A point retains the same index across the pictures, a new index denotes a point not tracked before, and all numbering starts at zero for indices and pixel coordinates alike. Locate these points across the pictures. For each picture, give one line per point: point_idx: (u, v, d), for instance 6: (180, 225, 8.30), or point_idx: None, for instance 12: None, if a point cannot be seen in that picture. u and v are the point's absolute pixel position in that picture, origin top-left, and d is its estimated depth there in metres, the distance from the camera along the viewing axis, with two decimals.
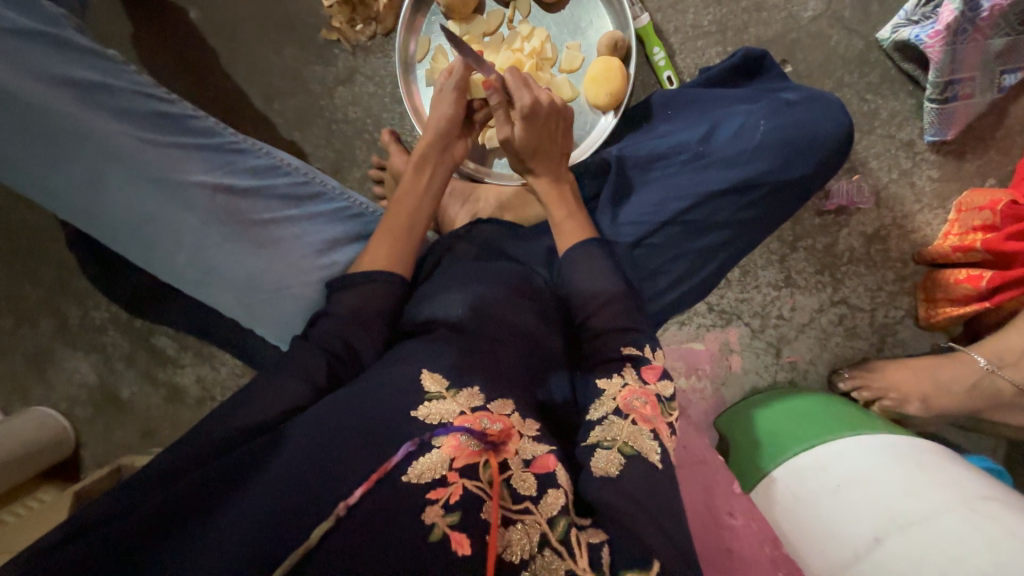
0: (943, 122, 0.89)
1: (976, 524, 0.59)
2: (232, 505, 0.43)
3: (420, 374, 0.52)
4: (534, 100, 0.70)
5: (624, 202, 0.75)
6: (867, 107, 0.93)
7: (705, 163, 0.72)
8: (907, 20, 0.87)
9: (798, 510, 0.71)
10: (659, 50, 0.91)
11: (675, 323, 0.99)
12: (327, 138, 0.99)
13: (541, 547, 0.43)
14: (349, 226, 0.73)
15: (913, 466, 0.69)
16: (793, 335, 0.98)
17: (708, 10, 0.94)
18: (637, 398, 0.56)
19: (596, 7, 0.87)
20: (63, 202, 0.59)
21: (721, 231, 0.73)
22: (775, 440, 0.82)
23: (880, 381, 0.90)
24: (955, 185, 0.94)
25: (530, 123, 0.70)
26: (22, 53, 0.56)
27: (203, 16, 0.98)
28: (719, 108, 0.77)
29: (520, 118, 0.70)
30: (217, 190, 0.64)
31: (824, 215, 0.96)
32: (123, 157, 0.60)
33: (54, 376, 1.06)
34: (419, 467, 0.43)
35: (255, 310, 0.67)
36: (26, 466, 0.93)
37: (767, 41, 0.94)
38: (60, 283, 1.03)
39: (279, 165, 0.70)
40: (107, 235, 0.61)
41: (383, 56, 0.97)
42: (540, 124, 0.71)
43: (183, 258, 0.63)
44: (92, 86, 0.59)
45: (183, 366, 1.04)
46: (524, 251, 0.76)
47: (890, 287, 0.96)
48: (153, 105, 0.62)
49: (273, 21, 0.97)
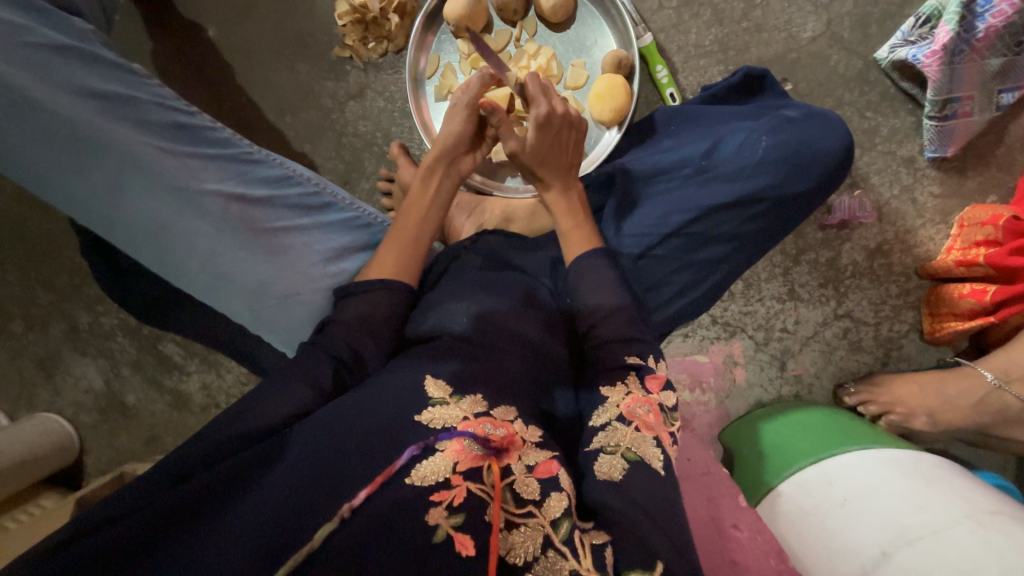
0: (942, 139, 0.91)
1: (985, 539, 0.58)
2: (237, 505, 0.43)
3: (423, 380, 0.52)
4: (550, 109, 0.72)
5: (627, 215, 0.76)
6: (868, 124, 0.95)
7: (707, 177, 0.74)
8: (905, 40, 0.90)
9: (805, 525, 0.71)
10: (662, 69, 0.94)
11: (678, 335, 1.00)
12: (336, 150, 1.01)
13: (544, 549, 0.43)
14: (357, 236, 0.74)
15: (919, 481, 0.68)
16: (797, 349, 0.98)
17: (709, 31, 0.96)
18: (641, 406, 0.57)
19: (601, 27, 0.90)
20: (82, 208, 0.61)
21: (722, 244, 0.74)
22: (780, 455, 0.82)
23: (886, 396, 0.89)
24: (956, 201, 0.94)
25: (543, 132, 0.72)
26: (51, 65, 0.58)
27: (219, 33, 1.01)
28: (721, 124, 0.78)
29: (533, 124, 0.72)
30: (231, 200, 0.66)
31: (827, 229, 0.96)
32: (142, 165, 0.61)
33: (61, 381, 1.07)
34: (423, 470, 0.43)
35: (263, 316, 0.69)
36: (30, 471, 0.94)
37: (767, 61, 0.96)
38: (71, 289, 1.04)
39: (291, 175, 0.71)
40: (124, 241, 0.63)
41: (393, 73, 1.00)
42: (552, 134, 0.73)
43: (196, 263, 0.65)
44: (115, 98, 0.61)
45: (188, 373, 1.05)
46: (529, 261, 0.77)
47: (894, 301, 0.96)
48: (173, 116, 0.64)
49: (287, 39, 1.01)
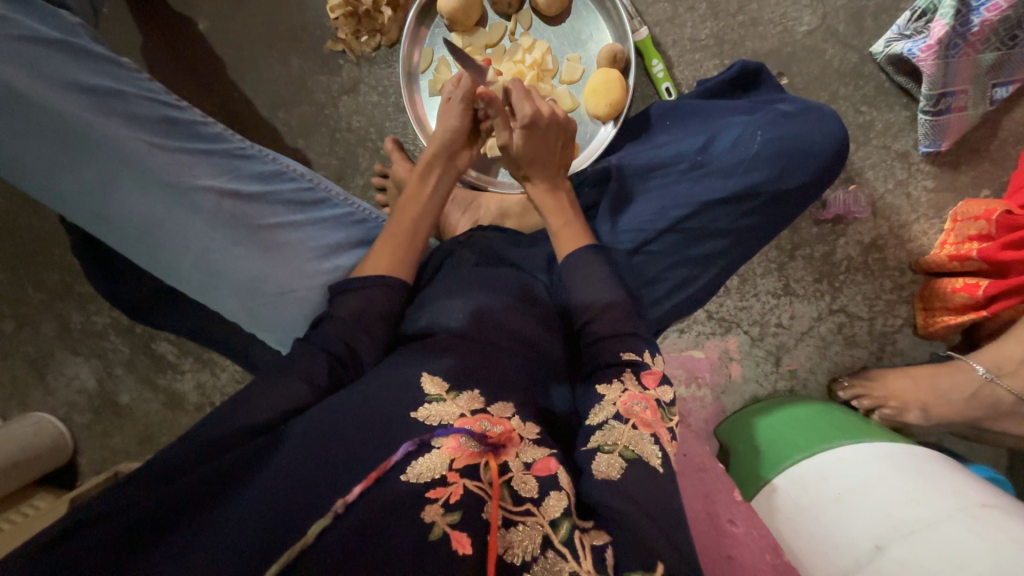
0: (936, 133, 0.91)
1: (977, 532, 0.58)
2: (232, 504, 0.43)
3: (420, 377, 0.52)
4: (535, 111, 0.72)
5: (623, 211, 0.76)
6: (863, 119, 0.95)
7: (703, 172, 0.73)
8: (901, 34, 0.90)
9: (799, 518, 0.71)
10: (658, 63, 0.93)
11: (674, 331, 1.00)
12: (330, 145, 1.00)
13: (544, 549, 0.43)
14: (352, 231, 0.73)
15: (912, 474, 0.69)
16: (792, 343, 0.98)
17: (704, 24, 0.96)
18: (638, 403, 0.57)
19: (597, 20, 0.89)
20: (73, 205, 0.60)
21: (719, 240, 0.74)
22: (775, 448, 0.82)
23: (880, 390, 0.90)
24: (951, 196, 0.95)
25: (528, 134, 0.72)
26: (37, 59, 0.57)
27: (210, 27, 1.00)
28: (717, 118, 0.78)
29: (519, 127, 0.72)
30: (224, 196, 0.65)
31: (822, 224, 0.96)
32: (133, 161, 0.60)
33: (54, 381, 1.06)
34: (419, 467, 0.43)
35: (257, 314, 0.68)
36: (23, 472, 0.93)
37: (763, 55, 0.96)
38: (62, 287, 1.03)
39: (284, 170, 0.70)
40: (115, 238, 0.62)
41: (387, 67, 0.99)
42: (539, 135, 0.72)
43: (189, 260, 0.64)
44: (104, 92, 0.60)
45: (182, 372, 1.04)
46: (524, 257, 0.76)
47: (888, 295, 0.96)
48: (164, 111, 0.63)
49: (279, 33, 0.99)
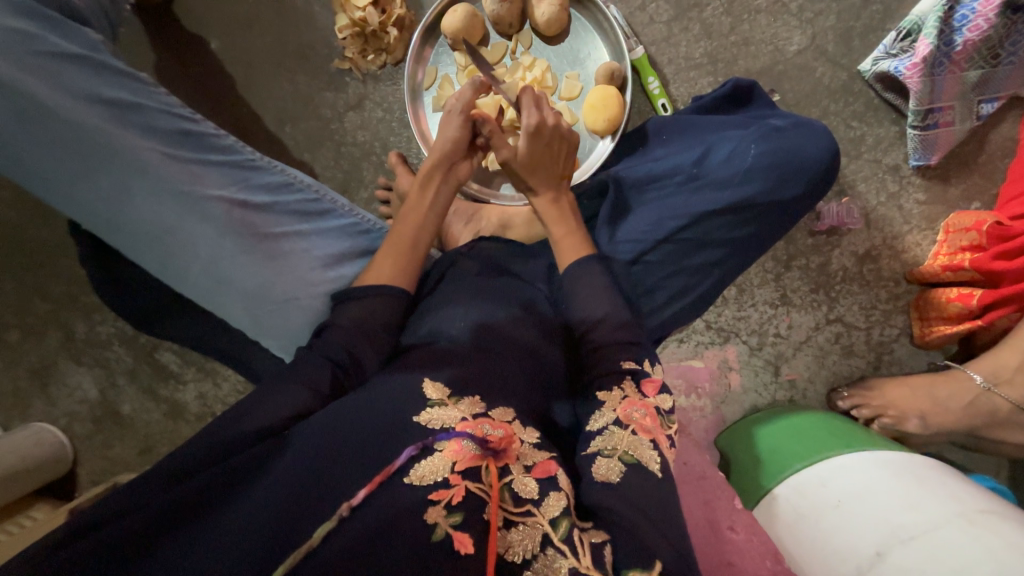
0: (925, 147, 0.94)
1: (977, 537, 0.58)
2: (236, 506, 0.43)
3: (421, 382, 0.53)
4: (541, 119, 0.74)
5: (621, 221, 0.78)
6: (854, 133, 0.98)
7: (699, 184, 0.75)
8: (886, 54, 0.94)
9: (801, 527, 0.71)
10: (653, 80, 0.96)
11: (673, 341, 1.01)
12: (335, 159, 1.03)
13: (543, 547, 0.43)
14: (355, 242, 0.75)
15: (910, 480, 0.69)
16: (791, 353, 0.99)
17: (698, 44, 0.99)
18: (637, 410, 0.57)
19: (594, 40, 0.93)
20: (88, 213, 0.62)
21: (715, 249, 0.75)
22: (776, 459, 0.82)
23: (879, 399, 0.91)
24: (942, 208, 0.97)
25: (533, 140, 0.74)
26: (62, 73, 0.60)
27: (221, 46, 1.03)
28: (711, 133, 0.80)
29: (526, 133, 0.74)
30: (233, 205, 0.67)
31: (817, 236, 0.98)
32: (147, 170, 0.62)
33: (56, 391, 1.06)
34: (422, 470, 0.43)
35: (262, 322, 0.69)
36: (20, 482, 0.92)
37: (755, 73, 0.99)
38: (69, 297, 1.04)
39: (291, 182, 0.72)
40: (127, 245, 0.63)
41: (392, 84, 1.02)
42: (543, 144, 0.75)
43: (197, 267, 0.65)
44: (124, 105, 0.62)
45: (184, 382, 1.05)
46: (525, 267, 0.78)
47: (883, 305, 0.98)
48: (179, 124, 0.66)
49: (288, 52, 1.03)
